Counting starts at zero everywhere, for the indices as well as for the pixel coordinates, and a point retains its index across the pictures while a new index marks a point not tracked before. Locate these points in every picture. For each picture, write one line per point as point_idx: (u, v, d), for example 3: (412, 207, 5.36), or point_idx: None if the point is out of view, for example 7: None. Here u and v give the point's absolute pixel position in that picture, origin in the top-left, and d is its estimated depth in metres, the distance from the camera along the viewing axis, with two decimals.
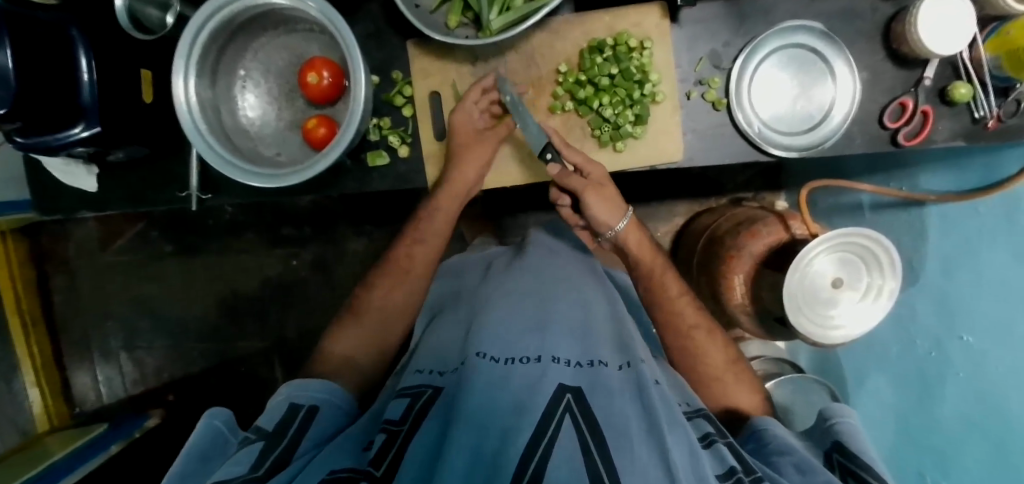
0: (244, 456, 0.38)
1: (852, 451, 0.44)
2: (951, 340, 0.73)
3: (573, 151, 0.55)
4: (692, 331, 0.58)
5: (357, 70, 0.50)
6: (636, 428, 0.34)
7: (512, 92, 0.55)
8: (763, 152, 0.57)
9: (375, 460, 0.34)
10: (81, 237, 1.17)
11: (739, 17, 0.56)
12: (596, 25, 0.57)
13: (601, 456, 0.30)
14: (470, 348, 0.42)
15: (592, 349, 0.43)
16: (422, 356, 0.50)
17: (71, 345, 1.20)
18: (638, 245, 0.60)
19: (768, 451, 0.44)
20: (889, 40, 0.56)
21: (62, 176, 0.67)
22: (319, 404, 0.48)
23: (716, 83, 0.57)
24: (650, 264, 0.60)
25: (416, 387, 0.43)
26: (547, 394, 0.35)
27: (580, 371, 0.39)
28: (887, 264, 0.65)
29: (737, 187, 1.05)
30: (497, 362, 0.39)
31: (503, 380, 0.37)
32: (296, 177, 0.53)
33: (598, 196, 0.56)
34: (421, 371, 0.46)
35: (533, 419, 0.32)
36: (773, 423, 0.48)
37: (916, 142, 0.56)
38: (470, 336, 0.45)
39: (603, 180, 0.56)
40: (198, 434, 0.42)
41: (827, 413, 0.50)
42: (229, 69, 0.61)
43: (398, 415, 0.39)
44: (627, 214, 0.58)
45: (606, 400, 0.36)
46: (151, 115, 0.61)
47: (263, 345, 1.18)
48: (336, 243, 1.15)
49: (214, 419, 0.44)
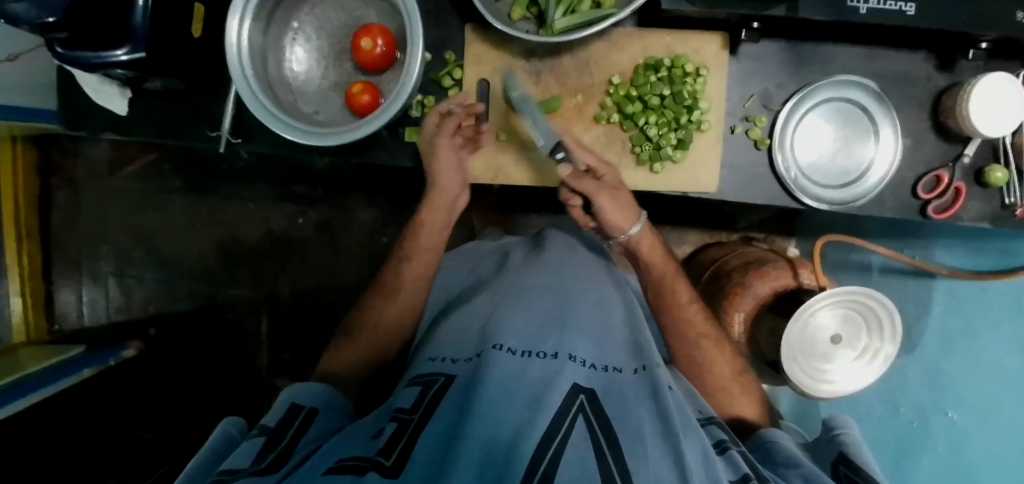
0: (247, 450, 0.38)
1: (858, 465, 0.43)
2: (936, 414, 0.78)
3: (586, 151, 0.53)
4: (701, 339, 0.59)
5: (414, 44, 0.50)
6: (650, 432, 0.35)
7: (521, 89, 0.57)
8: (795, 199, 0.58)
9: (386, 450, 0.33)
10: (91, 157, 1.16)
11: (797, 62, 0.57)
12: (655, 43, 0.57)
13: (613, 457, 0.31)
14: (486, 340, 0.42)
15: (607, 354, 0.44)
16: (435, 343, 0.51)
17: (61, 261, 1.19)
18: (651, 249, 0.59)
19: (778, 461, 0.45)
20: (937, 111, 0.57)
21: (94, 95, 0.66)
22: (321, 406, 0.48)
23: (762, 122, 0.57)
24: (662, 268, 0.59)
25: (428, 375, 0.44)
26: (562, 391, 0.36)
27: (596, 374, 0.40)
28: (889, 328, 0.66)
29: (750, 226, 1.05)
30: (514, 354, 0.40)
31: (519, 374, 0.37)
32: (334, 139, 0.52)
33: (611, 201, 0.53)
34: (433, 359, 0.47)
35: (548, 417, 0.33)
36: (780, 435, 0.49)
37: (946, 216, 0.56)
38: (485, 328, 0.46)
39: (614, 181, 0.54)
40: (211, 438, 0.43)
41: (832, 424, 0.51)
42: (284, 19, 0.61)
43: (409, 404, 0.39)
44: (641, 217, 0.56)
45: (620, 405, 0.37)
46: (195, 49, 0.61)
47: (254, 296, 1.17)
48: (346, 209, 1.14)
49: (231, 426, 0.45)
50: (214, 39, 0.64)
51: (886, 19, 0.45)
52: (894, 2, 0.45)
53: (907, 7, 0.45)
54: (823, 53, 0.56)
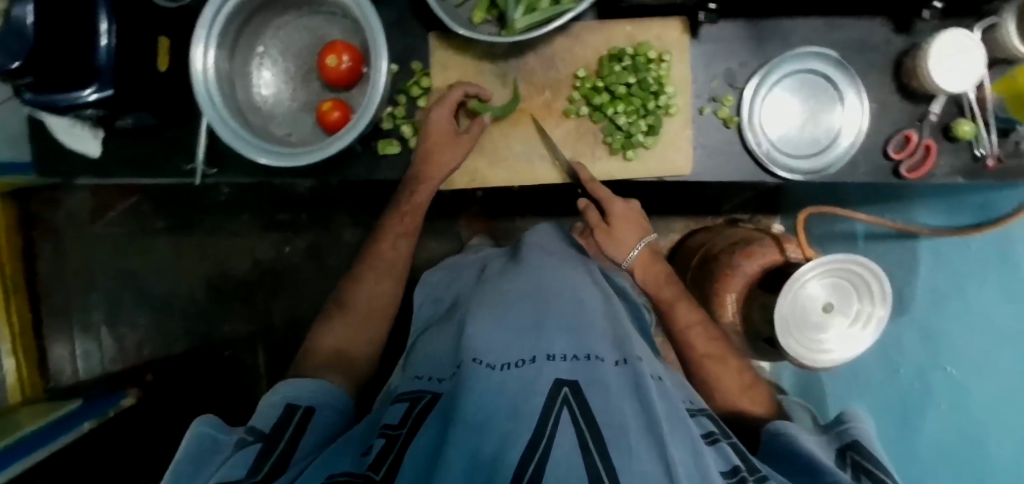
0: (242, 459, 0.38)
1: (869, 452, 0.43)
2: (933, 371, 0.69)
3: (598, 189, 0.58)
4: (705, 360, 0.58)
5: (379, 56, 0.50)
6: (634, 425, 0.34)
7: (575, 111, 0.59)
8: (768, 173, 0.58)
9: (375, 464, 0.34)
10: (72, 206, 1.15)
11: (757, 39, 0.58)
12: (617, 33, 0.59)
13: (600, 456, 0.31)
14: (466, 353, 0.43)
15: (587, 345, 0.43)
16: (421, 362, 0.51)
17: (51, 315, 1.17)
18: (657, 270, 0.61)
19: (786, 456, 0.44)
20: (899, 74, 0.58)
21: (67, 139, 0.67)
22: (316, 405, 0.48)
23: (729, 101, 0.58)
24: (661, 292, 0.61)
25: (414, 392, 0.44)
26: (545, 391, 0.36)
27: (575, 366, 0.40)
28: (878, 292, 0.65)
29: (734, 208, 1.06)
30: (493, 368, 0.40)
31: (498, 385, 0.37)
32: (305, 158, 0.52)
33: (606, 237, 0.62)
34: (419, 378, 0.48)
35: (530, 423, 0.33)
36: (792, 427, 0.47)
37: (918, 175, 0.57)
38: (463, 340, 0.46)
39: (621, 212, 0.61)
40: (192, 441, 0.42)
41: (844, 417, 0.49)
42: (248, 44, 0.61)
43: (397, 419, 0.40)
44: (644, 243, 0.61)
45: (602, 395, 0.36)
46: (163, 84, 0.61)
47: (248, 329, 1.16)
48: (331, 232, 1.14)
49: (210, 428, 0.44)
50: (183, 72, 0.64)
51: None
52: None
53: None
54: (780, 26, 0.57)
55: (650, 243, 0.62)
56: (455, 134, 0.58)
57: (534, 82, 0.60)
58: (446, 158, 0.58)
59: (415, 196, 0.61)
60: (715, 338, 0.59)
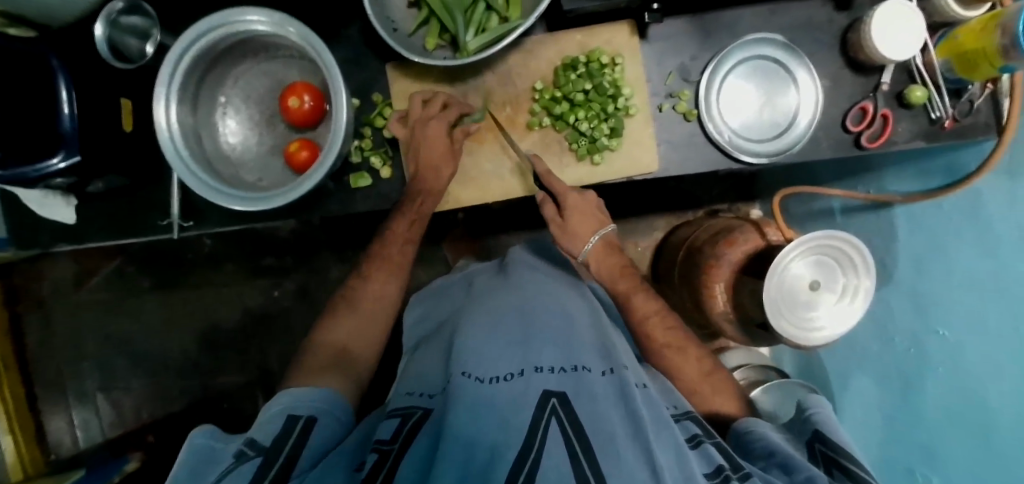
0: (242, 476, 0.37)
1: (834, 442, 0.43)
2: (929, 337, 0.64)
3: (555, 181, 0.58)
4: (663, 349, 0.57)
5: (338, 91, 0.51)
6: (621, 431, 0.35)
7: (540, 121, 0.60)
8: (735, 160, 0.59)
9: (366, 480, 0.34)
10: (56, 276, 1.14)
11: (705, 32, 0.59)
12: (569, 43, 0.60)
13: (589, 463, 0.31)
14: (454, 368, 0.43)
15: (574, 356, 0.44)
16: (410, 378, 0.51)
17: (45, 387, 1.15)
18: (614, 263, 0.62)
19: (757, 452, 0.43)
20: (846, 49, 0.59)
21: (38, 209, 0.66)
22: (319, 414, 0.47)
23: (685, 95, 0.59)
24: (622, 283, 0.61)
25: (405, 408, 0.44)
26: (534, 404, 0.36)
27: (564, 378, 0.40)
28: (861, 263, 0.62)
29: (713, 199, 1.07)
30: (481, 381, 0.40)
31: (488, 399, 0.37)
32: (277, 199, 0.52)
33: (562, 230, 0.61)
34: (410, 393, 0.47)
35: (519, 435, 0.33)
36: (758, 423, 0.47)
37: (879, 144, 0.59)
38: (452, 355, 0.46)
39: (576, 204, 0.59)
40: (185, 455, 0.41)
41: (806, 403, 0.50)
42: (210, 96, 0.61)
43: (388, 435, 0.40)
44: (599, 234, 0.61)
45: (589, 404, 0.37)
46: (130, 144, 0.61)
47: (246, 379, 1.14)
48: (318, 271, 1.13)
49: (206, 437, 0.43)
50: (148, 129, 0.65)
51: None
52: None
53: None
54: (724, 18, 0.59)
55: (606, 235, 0.62)
56: (451, 147, 0.58)
57: (494, 100, 0.61)
58: (442, 174, 0.58)
59: (424, 205, 0.59)
60: (671, 327, 0.59)
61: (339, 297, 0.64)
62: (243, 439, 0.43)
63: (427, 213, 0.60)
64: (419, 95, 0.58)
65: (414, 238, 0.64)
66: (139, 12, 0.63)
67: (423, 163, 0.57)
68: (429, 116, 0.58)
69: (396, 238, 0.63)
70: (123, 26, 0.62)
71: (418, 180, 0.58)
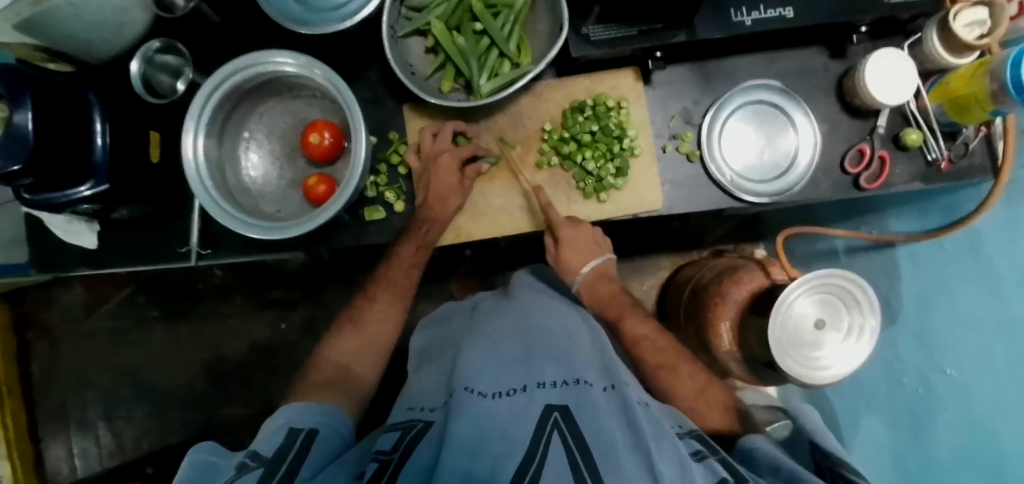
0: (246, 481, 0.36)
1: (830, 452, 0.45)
2: (934, 374, 0.64)
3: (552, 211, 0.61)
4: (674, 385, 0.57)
5: (358, 129, 0.54)
6: (622, 444, 0.36)
7: (548, 161, 0.63)
8: (737, 199, 0.61)
9: None
10: (68, 303, 1.16)
11: (705, 78, 0.63)
12: (576, 88, 0.63)
13: (589, 472, 0.32)
14: (459, 381, 0.44)
15: (576, 371, 0.45)
16: (412, 396, 0.52)
17: (47, 415, 1.16)
18: (604, 293, 0.64)
19: (762, 468, 0.41)
20: (842, 95, 0.62)
21: (64, 234, 0.69)
22: (319, 427, 0.48)
23: (688, 137, 0.62)
24: (628, 317, 0.62)
25: (407, 421, 0.45)
26: (536, 417, 0.38)
27: (565, 392, 0.41)
28: (864, 302, 0.62)
29: (717, 239, 1.09)
30: (484, 396, 0.41)
31: (491, 413, 0.38)
32: (296, 229, 0.55)
33: (560, 260, 0.63)
34: (410, 408, 0.49)
35: (523, 447, 0.34)
36: (758, 440, 0.46)
37: (878, 185, 0.60)
38: (455, 372, 0.48)
39: (570, 237, 0.61)
40: (182, 471, 0.41)
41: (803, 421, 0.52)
42: (234, 131, 0.65)
43: (389, 446, 0.41)
44: (593, 262, 0.63)
45: (591, 417, 0.38)
46: (156, 174, 0.64)
47: (248, 410, 1.14)
48: (326, 305, 1.14)
49: (205, 452, 0.43)
50: (174, 160, 0.68)
51: (729, 30, 0.55)
52: (734, 16, 0.55)
53: (744, 19, 0.55)
54: (724, 65, 0.63)
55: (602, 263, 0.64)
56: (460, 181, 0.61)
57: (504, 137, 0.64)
58: (452, 205, 0.60)
59: (429, 234, 0.61)
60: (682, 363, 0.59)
61: (344, 328, 0.65)
62: (244, 451, 0.43)
63: (430, 240, 0.62)
64: (427, 128, 0.62)
65: (421, 261, 0.63)
66: (175, 52, 0.67)
67: (431, 193, 0.60)
68: (442, 152, 0.61)
69: (401, 261, 0.63)
70: (158, 65, 0.66)
71: (428, 213, 0.60)
